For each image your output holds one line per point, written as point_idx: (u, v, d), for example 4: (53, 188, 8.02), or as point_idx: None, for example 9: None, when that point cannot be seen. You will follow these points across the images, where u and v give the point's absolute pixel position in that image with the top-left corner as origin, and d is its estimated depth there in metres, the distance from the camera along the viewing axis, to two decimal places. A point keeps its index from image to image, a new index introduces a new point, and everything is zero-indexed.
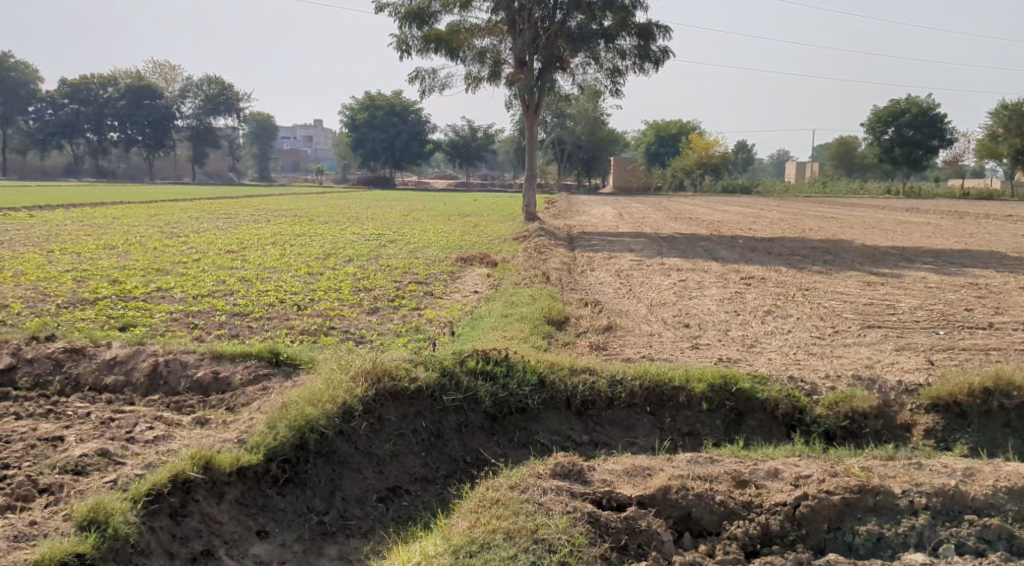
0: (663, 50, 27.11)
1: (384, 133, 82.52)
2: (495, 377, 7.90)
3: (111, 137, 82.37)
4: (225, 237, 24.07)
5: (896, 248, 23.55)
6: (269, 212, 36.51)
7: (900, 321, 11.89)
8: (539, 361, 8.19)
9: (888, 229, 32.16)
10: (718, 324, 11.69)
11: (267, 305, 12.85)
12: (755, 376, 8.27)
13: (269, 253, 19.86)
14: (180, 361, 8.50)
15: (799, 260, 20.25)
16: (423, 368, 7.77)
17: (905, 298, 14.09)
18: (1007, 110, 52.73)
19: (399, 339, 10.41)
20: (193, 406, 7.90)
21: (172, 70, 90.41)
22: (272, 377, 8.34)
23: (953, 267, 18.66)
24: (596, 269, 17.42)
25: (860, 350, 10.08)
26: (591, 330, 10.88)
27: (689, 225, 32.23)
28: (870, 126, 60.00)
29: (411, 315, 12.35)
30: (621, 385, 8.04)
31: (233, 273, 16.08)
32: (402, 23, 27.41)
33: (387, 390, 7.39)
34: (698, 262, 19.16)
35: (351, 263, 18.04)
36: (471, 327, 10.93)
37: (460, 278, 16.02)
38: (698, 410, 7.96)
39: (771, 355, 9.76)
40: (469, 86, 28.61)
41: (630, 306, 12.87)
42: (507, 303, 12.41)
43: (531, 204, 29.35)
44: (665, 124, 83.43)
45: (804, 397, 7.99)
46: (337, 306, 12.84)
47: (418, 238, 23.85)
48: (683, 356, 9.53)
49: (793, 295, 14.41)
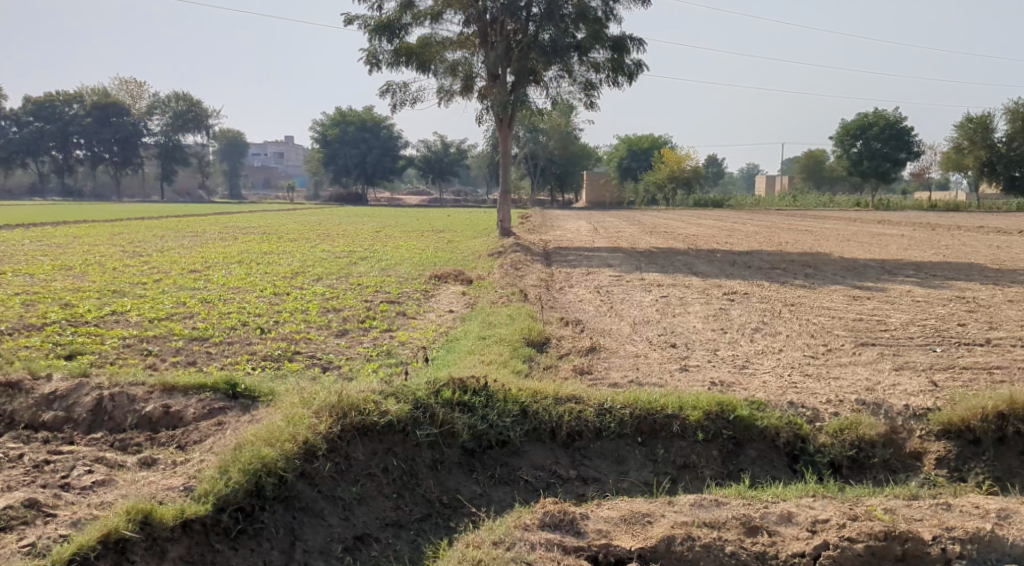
0: (637, 62, 26.73)
1: (356, 148, 81.70)
2: (474, 408, 7.25)
3: (77, 155, 80.63)
4: (189, 256, 23.23)
5: (874, 261, 23.20)
6: (235, 230, 35.61)
7: (894, 337, 11.40)
8: (521, 390, 7.54)
9: (864, 241, 31.90)
10: (706, 343, 11.13)
11: (228, 328, 12.10)
12: (752, 401, 7.67)
13: (234, 272, 19.07)
14: (126, 394, 7.77)
15: (779, 274, 19.82)
16: (395, 400, 7.10)
17: (895, 313, 13.64)
18: (972, 123, 52.97)
19: (368, 365, 9.73)
20: (139, 445, 7.19)
21: (139, 86, 89.05)
22: (229, 411, 7.65)
23: (936, 280, 18.29)
24: (574, 286, 16.84)
25: (857, 370, 9.55)
26: (573, 352, 10.26)
27: (665, 239, 31.80)
28: (839, 139, 60.19)
29: (382, 337, 11.67)
30: (610, 414, 7.41)
31: (195, 294, 15.29)
32: (371, 37, 26.78)
33: (355, 426, 6.74)
34: (678, 277, 18.65)
35: (319, 282, 17.31)
36: (445, 351, 10.26)
37: (435, 297, 15.36)
38: (693, 440, 7.32)
39: (765, 377, 9.18)
40: (441, 101, 28.15)
41: (612, 325, 12.28)
42: (484, 324, 11.75)
43: (505, 219, 28.77)
44: (636, 138, 83.39)
45: (806, 424, 7.40)
46: (303, 329, 12.12)
47: (390, 256, 23.13)
48: (673, 380, 8.92)
49: (779, 311, 13.91)
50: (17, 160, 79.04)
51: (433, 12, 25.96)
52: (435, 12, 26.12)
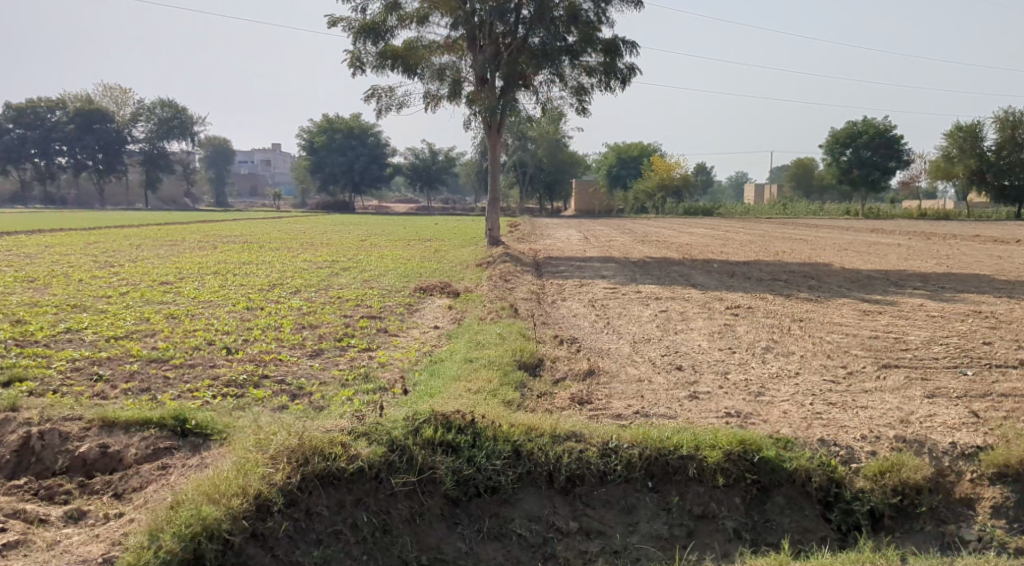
0: (630, 66, 25.83)
1: (343, 156, 80.56)
2: (459, 449, 6.28)
3: (60, 162, 79.18)
4: (163, 266, 22.15)
5: (877, 272, 22.28)
6: (217, 239, 34.65)
7: (918, 359, 10.45)
8: (513, 426, 6.56)
9: (861, 250, 31.18)
10: (714, 365, 10.17)
11: (192, 347, 11.07)
12: (778, 438, 6.71)
13: (207, 284, 18.03)
14: (59, 430, 6.77)
15: (781, 285, 18.88)
16: (367, 441, 6.16)
17: (912, 329, 12.71)
18: (961, 131, 52.22)
19: (342, 393, 8.74)
20: (69, 494, 6.20)
21: (125, 93, 87.70)
22: (176, 451, 6.63)
23: (947, 293, 17.42)
24: (568, 299, 15.90)
25: (885, 397, 8.59)
26: (569, 376, 9.30)
27: (658, 249, 31.05)
28: (828, 148, 59.53)
29: (360, 358, 10.65)
30: (616, 454, 6.44)
31: (161, 309, 14.24)
32: (356, 39, 25.80)
33: (319, 474, 5.83)
34: (676, 289, 17.75)
35: (297, 295, 16.27)
36: (428, 376, 9.26)
37: (420, 311, 14.37)
38: (711, 485, 6.38)
39: (785, 407, 8.22)
40: (428, 106, 27.19)
41: (610, 344, 11.31)
42: (471, 344, 10.75)
43: (494, 228, 27.78)
44: (625, 147, 82.76)
45: (839, 464, 6.47)
46: (274, 348, 11.10)
47: (374, 266, 22.16)
48: (684, 411, 7.94)
49: (788, 327, 12.97)
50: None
51: (419, 14, 24.96)
52: (421, 14, 25.10)
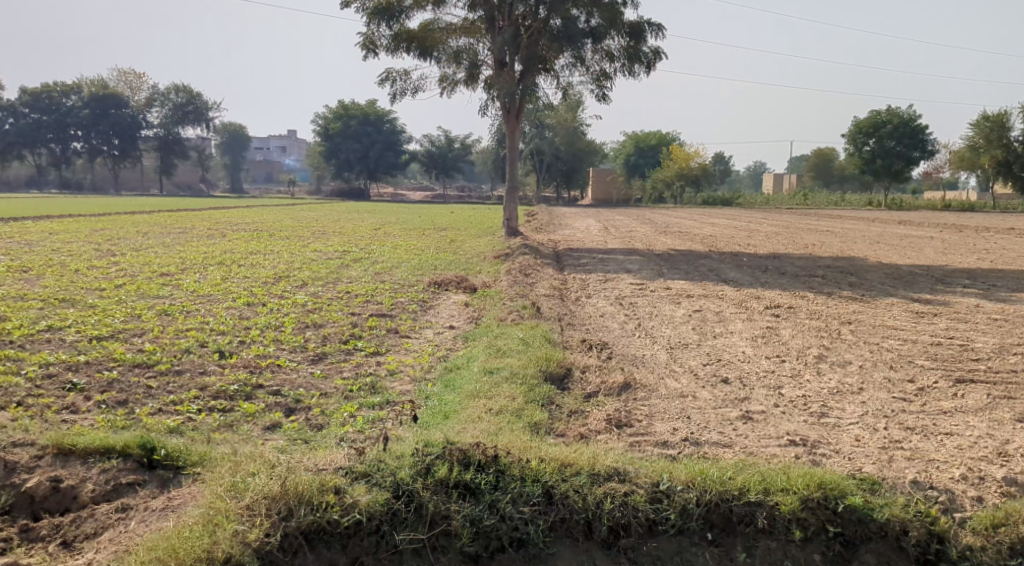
0: (655, 50, 24.57)
1: (358, 143, 79.44)
2: (480, 492, 5.26)
3: (75, 148, 78.43)
4: (167, 255, 21.13)
5: (917, 267, 21.00)
6: (228, 225, 33.93)
7: (994, 371, 9.27)
8: (544, 462, 5.51)
9: (892, 243, 29.88)
10: (764, 377, 9.00)
11: (182, 350, 10.00)
12: (862, 478, 5.61)
13: (208, 276, 16.94)
14: (3, 459, 5.67)
15: (819, 282, 17.61)
16: (366, 484, 5.19)
17: (976, 335, 11.48)
18: (988, 121, 50.40)
19: (345, 408, 7.68)
20: (7, 541, 5.16)
21: (139, 78, 86.64)
22: (141, 488, 5.55)
23: (999, 291, 16.14)
24: (593, 296, 14.75)
25: (971, 421, 7.43)
26: (603, 389, 8.18)
27: (682, 240, 29.90)
28: (850, 136, 57.89)
29: (366, 365, 9.51)
30: (669, 499, 5.35)
31: (155, 304, 13.16)
32: (368, 21, 24.61)
33: (306, 530, 4.91)
34: (706, 285, 16.59)
35: (303, 289, 15.17)
36: (443, 390, 8.18)
37: (434, 309, 13.23)
38: (786, 539, 5.27)
39: (856, 432, 7.06)
40: (444, 90, 26.04)
41: (644, 351, 10.14)
42: (491, 350, 9.61)
43: (512, 217, 26.57)
44: (643, 135, 81.23)
45: (939, 513, 5.34)
46: (271, 352, 10.00)
47: (387, 257, 21.02)
48: (740, 438, 6.79)
49: (839, 331, 11.79)
50: (15, 152, 76.79)
51: None
52: None
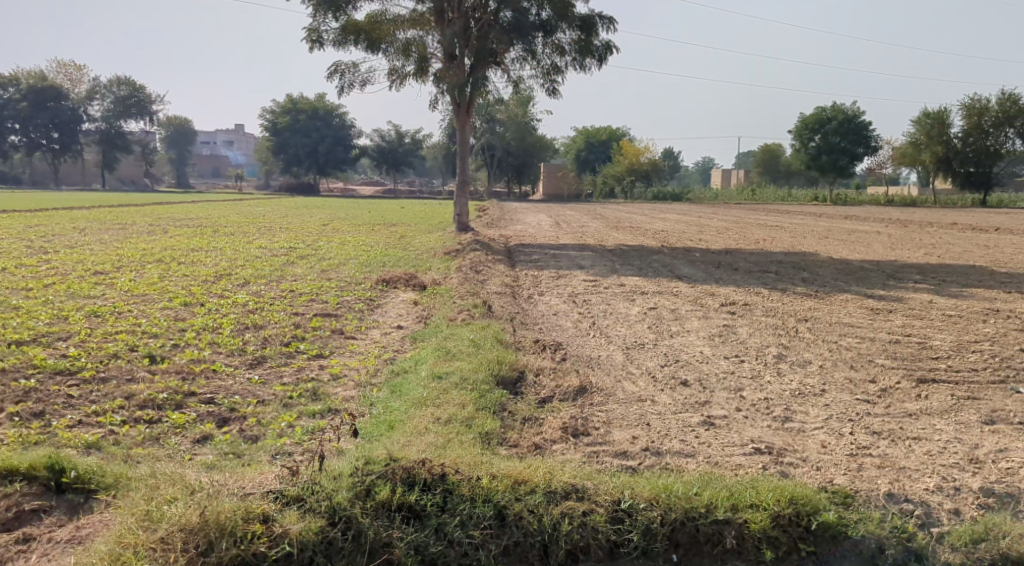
0: (606, 43, 24.27)
1: (307, 137, 78.09)
2: (425, 516, 4.89)
3: (11, 141, 75.82)
4: (102, 253, 20.23)
5: (867, 262, 21.01)
6: (170, 221, 32.87)
7: (956, 371, 9.06)
8: (496, 479, 5.12)
9: (841, 238, 30.07)
10: (724, 379, 8.68)
11: (110, 354, 9.33)
12: (834, 491, 5.29)
13: (145, 275, 16.16)
14: None
15: (772, 278, 17.44)
16: (299, 511, 4.81)
17: (932, 332, 11.33)
18: (929, 118, 51.22)
19: (283, 417, 7.15)
20: None
21: (77, 70, 83.82)
22: (47, 514, 4.98)
23: (950, 287, 16.13)
24: (546, 293, 14.37)
25: (938, 424, 7.18)
26: (558, 394, 7.76)
27: (634, 235, 29.68)
28: (797, 132, 58.44)
29: (308, 368, 8.98)
30: (632, 519, 4.99)
31: (84, 305, 12.39)
32: (314, 12, 23.84)
33: (228, 564, 4.54)
34: (660, 281, 16.31)
35: (245, 288, 14.52)
36: (389, 396, 7.70)
37: (381, 308, 12.68)
38: (755, 560, 4.94)
39: (822, 437, 6.76)
40: (393, 83, 25.42)
41: (600, 351, 9.77)
42: (440, 353, 9.14)
43: (463, 213, 26.05)
44: (595, 130, 81.18)
45: (915, 529, 5.04)
46: (206, 356, 9.38)
47: (334, 254, 20.38)
48: (702, 446, 6.42)
49: (796, 329, 11.54)
50: None
51: None
52: None
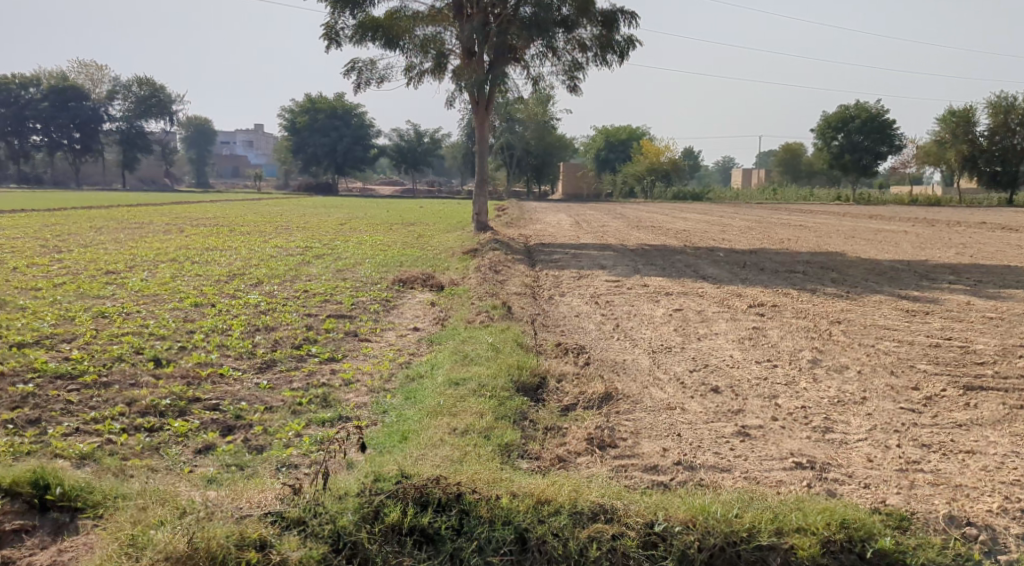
0: (629, 38, 23.80)
1: (326, 136, 77.97)
2: (439, 540, 4.52)
3: (34, 141, 76.17)
4: (117, 253, 19.93)
5: (897, 262, 20.34)
6: (188, 221, 32.63)
7: (1004, 377, 8.51)
8: (518, 498, 4.72)
9: (867, 237, 29.32)
10: (757, 385, 8.20)
11: (114, 357, 8.97)
12: (888, 511, 4.83)
13: (157, 275, 15.82)
14: None
15: (800, 279, 16.87)
16: (300, 536, 4.46)
17: (973, 335, 10.76)
18: (954, 116, 50.11)
19: (290, 425, 6.75)
20: None
21: (98, 70, 84.24)
22: (29, 535, 4.61)
23: (986, 288, 15.49)
24: (567, 294, 13.93)
25: (992, 436, 6.66)
26: (581, 401, 7.31)
27: (655, 234, 29.12)
28: (819, 131, 57.48)
29: (319, 373, 8.56)
30: (667, 544, 4.56)
31: (93, 305, 12.05)
32: (332, 9, 23.50)
33: None
34: (684, 282, 15.80)
35: (258, 288, 14.15)
36: (402, 403, 7.27)
37: (397, 309, 12.27)
38: None
39: (867, 450, 6.27)
40: (411, 80, 25.04)
41: (625, 355, 9.29)
42: (456, 357, 8.71)
43: (481, 212, 25.63)
44: (614, 129, 80.14)
45: (980, 556, 4.59)
46: (214, 360, 8.99)
47: (351, 253, 20.00)
48: (738, 460, 5.95)
49: (830, 331, 11.01)
50: None
51: None
52: None
